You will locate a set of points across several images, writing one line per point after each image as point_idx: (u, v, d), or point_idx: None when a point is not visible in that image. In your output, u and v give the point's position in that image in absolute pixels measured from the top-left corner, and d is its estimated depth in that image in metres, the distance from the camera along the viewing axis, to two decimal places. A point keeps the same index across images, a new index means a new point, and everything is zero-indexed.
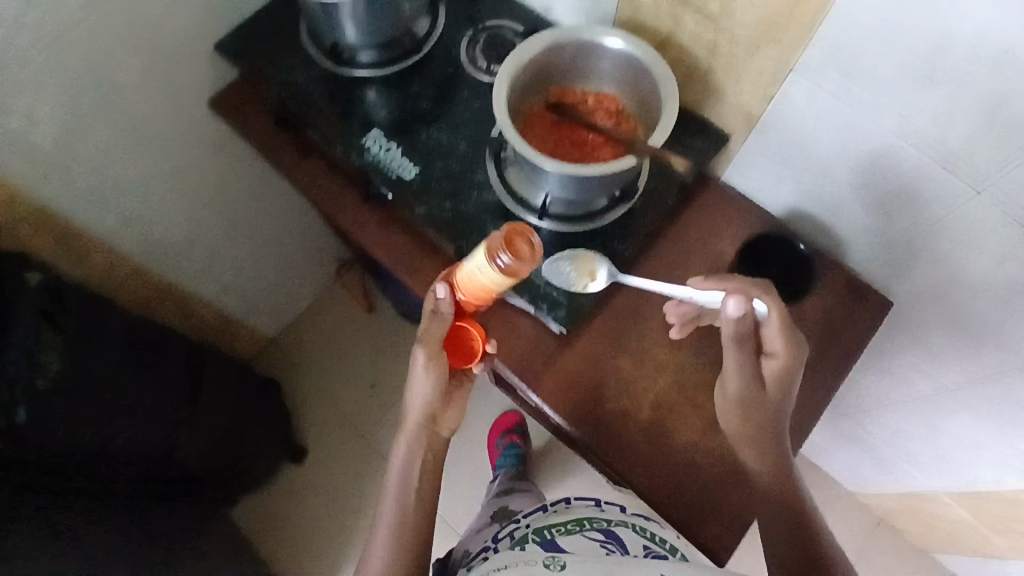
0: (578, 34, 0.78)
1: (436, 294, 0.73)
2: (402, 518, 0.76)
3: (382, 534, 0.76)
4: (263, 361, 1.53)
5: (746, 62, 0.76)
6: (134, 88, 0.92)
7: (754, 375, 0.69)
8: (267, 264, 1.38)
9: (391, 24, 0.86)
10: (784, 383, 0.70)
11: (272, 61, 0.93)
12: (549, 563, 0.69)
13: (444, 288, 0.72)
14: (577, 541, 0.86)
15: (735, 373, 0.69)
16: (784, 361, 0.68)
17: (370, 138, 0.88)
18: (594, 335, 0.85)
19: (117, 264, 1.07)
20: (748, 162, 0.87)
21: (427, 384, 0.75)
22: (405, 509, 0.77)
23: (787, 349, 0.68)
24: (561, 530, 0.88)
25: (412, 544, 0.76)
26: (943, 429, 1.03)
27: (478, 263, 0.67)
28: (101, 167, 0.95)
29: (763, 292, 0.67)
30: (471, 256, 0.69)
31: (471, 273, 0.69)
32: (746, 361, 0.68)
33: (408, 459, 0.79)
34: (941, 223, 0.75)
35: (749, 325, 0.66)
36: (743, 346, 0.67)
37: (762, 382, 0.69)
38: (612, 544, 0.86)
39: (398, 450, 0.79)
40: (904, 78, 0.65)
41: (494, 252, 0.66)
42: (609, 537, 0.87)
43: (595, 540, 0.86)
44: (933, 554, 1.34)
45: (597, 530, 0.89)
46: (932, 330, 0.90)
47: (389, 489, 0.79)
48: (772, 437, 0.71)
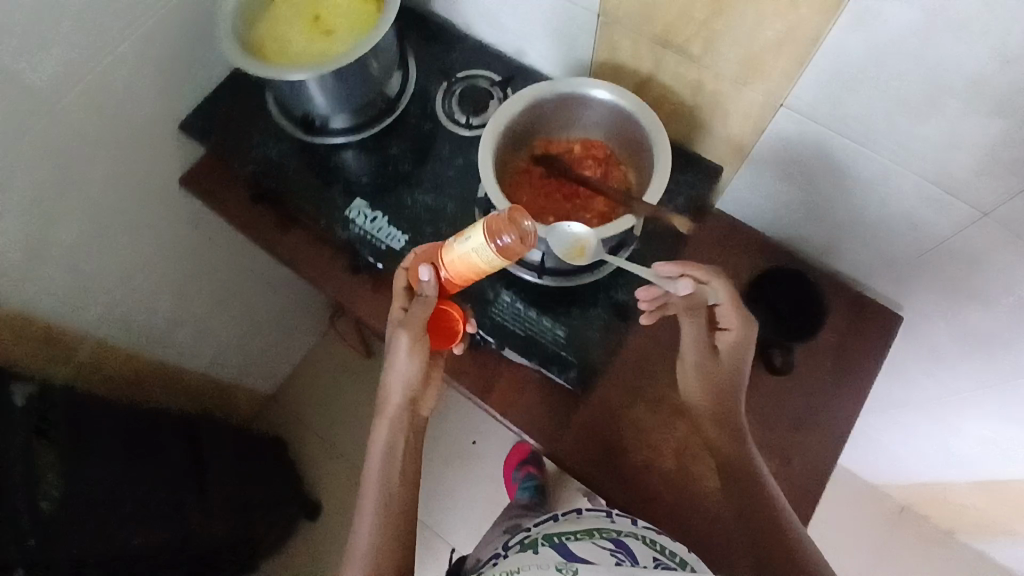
0: (559, 88, 0.75)
1: (422, 277, 0.68)
2: (386, 507, 0.73)
3: (363, 531, 0.72)
4: (265, 420, 1.50)
5: (735, 98, 0.74)
6: (101, 182, 0.87)
7: (706, 348, 0.75)
8: (260, 326, 1.34)
9: (362, 90, 0.83)
10: (739, 363, 0.74)
11: (243, 137, 0.89)
12: (563, 568, 0.64)
13: (429, 271, 0.67)
14: (583, 548, 0.69)
15: (689, 345, 0.75)
16: (733, 338, 0.73)
17: (354, 209, 0.85)
18: (609, 388, 0.82)
19: (107, 355, 1.03)
20: (743, 191, 0.86)
21: (408, 366, 0.72)
22: (388, 500, 0.73)
23: (736, 325, 0.73)
24: (569, 536, 0.72)
25: (398, 539, 0.72)
26: (959, 427, 1.04)
27: (475, 247, 0.62)
28: (76, 266, 0.91)
29: (710, 274, 0.72)
30: (464, 238, 0.63)
31: (466, 256, 0.63)
32: (699, 332, 0.74)
33: (391, 445, 0.75)
34: (947, 243, 0.74)
35: (698, 303, 0.73)
36: (693, 316, 0.74)
37: (716, 356, 0.75)
38: (621, 553, 0.68)
39: (380, 434, 0.75)
40: (902, 113, 0.64)
41: (494, 236, 0.61)
42: (619, 547, 0.69)
43: (603, 550, 0.69)
44: (957, 535, 1.36)
45: (608, 540, 0.71)
46: (942, 339, 0.89)
47: (371, 483, 0.74)
48: (732, 410, 0.72)
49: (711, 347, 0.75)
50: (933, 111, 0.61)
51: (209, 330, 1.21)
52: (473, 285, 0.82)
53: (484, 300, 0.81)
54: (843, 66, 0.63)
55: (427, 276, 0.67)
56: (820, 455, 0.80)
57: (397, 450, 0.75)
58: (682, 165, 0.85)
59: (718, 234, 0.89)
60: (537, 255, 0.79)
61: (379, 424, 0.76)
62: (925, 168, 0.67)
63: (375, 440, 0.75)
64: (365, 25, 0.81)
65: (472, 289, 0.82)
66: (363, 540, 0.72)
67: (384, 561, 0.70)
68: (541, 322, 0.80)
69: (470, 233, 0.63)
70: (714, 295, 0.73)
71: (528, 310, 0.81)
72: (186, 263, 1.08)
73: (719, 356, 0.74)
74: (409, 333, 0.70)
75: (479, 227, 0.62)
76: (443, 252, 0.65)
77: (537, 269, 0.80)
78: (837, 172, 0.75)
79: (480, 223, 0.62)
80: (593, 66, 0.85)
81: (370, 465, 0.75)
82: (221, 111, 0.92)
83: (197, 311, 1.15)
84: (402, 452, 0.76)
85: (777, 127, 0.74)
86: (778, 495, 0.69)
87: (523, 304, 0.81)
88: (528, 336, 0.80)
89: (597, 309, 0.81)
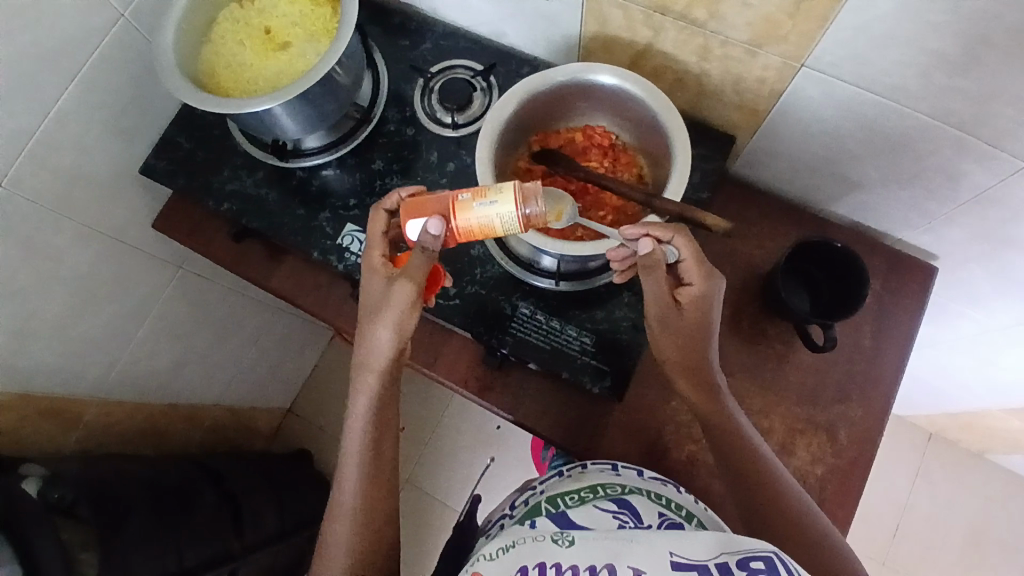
0: (553, 78, 0.68)
1: (429, 232, 0.59)
2: (370, 462, 0.67)
3: (346, 487, 0.67)
4: (286, 435, 1.47)
5: (745, 62, 0.68)
6: (65, 240, 0.80)
7: (670, 306, 0.64)
8: (267, 346, 1.30)
9: (337, 106, 0.76)
10: (705, 321, 0.64)
11: (212, 170, 0.82)
12: (559, 539, 0.50)
13: (439, 227, 0.59)
14: (582, 513, 0.57)
15: (650, 304, 0.64)
16: (699, 296, 0.64)
17: (346, 235, 0.78)
18: (642, 387, 0.78)
19: (115, 413, 0.99)
20: (759, 153, 0.81)
21: (397, 325, 0.63)
22: (370, 459, 0.67)
23: (700, 281, 0.63)
24: (570, 498, 0.59)
25: (380, 492, 0.68)
26: (995, 361, 1.01)
27: (504, 215, 0.58)
28: (60, 331, 0.85)
29: (670, 230, 0.62)
30: (490, 201, 0.58)
31: (488, 222, 0.58)
32: (661, 291, 0.63)
33: (376, 404, 0.66)
34: (985, 192, 0.69)
35: (658, 263, 0.62)
36: (651, 276, 0.63)
37: (679, 313, 0.64)
38: (625, 515, 0.57)
39: (363, 394, 0.66)
40: (944, 62, 0.57)
41: (526, 207, 0.58)
42: (622, 507, 0.58)
43: (606, 513, 0.57)
44: (988, 455, 1.38)
45: (611, 499, 0.59)
46: (979, 283, 0.85)
47: (352, 439, 0.67)
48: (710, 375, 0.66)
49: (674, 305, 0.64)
50: (979, 60, 0.55)
51: (213, 363, 1.16)
52: (488, 299, 0.77)
53: (502, 315, 0.77)
54: (873, 17, 0.56)
55: (436, 232, 0.59)
56: (867, 426, 0.77)
57: (382, 409, 0.67)
58: (695, 137, 0.80)
59: (738, 204, 0.84)
60: (551, 261, 0.75)
61: (360, 380, 0.66)
62: (964, 120, 0.62)
63: (354, 401, 0.67)
64: (324, 35, 0.75)
65: (488, 305, 0.77)
66: (347, 493, 0.67)
67: (372, 517, 0.67)
68: (565, 331, 0.76)
69: (497, 198, 0.58)
70: (674, 253, 0.63)
71: (551, 320, 0.76)
72: (177, 303, 1.02)
73: (684, 313, 0.64)
74: (414, 289, 0.61)
75: (511, 194, 0.57)
76: (457, 210, 0.58)
77: (553, 275, 0.76)
78: (864, 129, 0.69)
79: (513, 190, 0.57)
80: (583, 40, 0.77)
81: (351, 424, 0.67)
82: (182, 144, 0.83)
83: (199, 348, 1.10)
84: (386, 412, 0.68)
85: (797, 88, 0.68)
86: (767, 453, 0.65)
87: (544, 315, 0.76)
88: (553, 348, 0.75)
89: (622, 308, 0.76)
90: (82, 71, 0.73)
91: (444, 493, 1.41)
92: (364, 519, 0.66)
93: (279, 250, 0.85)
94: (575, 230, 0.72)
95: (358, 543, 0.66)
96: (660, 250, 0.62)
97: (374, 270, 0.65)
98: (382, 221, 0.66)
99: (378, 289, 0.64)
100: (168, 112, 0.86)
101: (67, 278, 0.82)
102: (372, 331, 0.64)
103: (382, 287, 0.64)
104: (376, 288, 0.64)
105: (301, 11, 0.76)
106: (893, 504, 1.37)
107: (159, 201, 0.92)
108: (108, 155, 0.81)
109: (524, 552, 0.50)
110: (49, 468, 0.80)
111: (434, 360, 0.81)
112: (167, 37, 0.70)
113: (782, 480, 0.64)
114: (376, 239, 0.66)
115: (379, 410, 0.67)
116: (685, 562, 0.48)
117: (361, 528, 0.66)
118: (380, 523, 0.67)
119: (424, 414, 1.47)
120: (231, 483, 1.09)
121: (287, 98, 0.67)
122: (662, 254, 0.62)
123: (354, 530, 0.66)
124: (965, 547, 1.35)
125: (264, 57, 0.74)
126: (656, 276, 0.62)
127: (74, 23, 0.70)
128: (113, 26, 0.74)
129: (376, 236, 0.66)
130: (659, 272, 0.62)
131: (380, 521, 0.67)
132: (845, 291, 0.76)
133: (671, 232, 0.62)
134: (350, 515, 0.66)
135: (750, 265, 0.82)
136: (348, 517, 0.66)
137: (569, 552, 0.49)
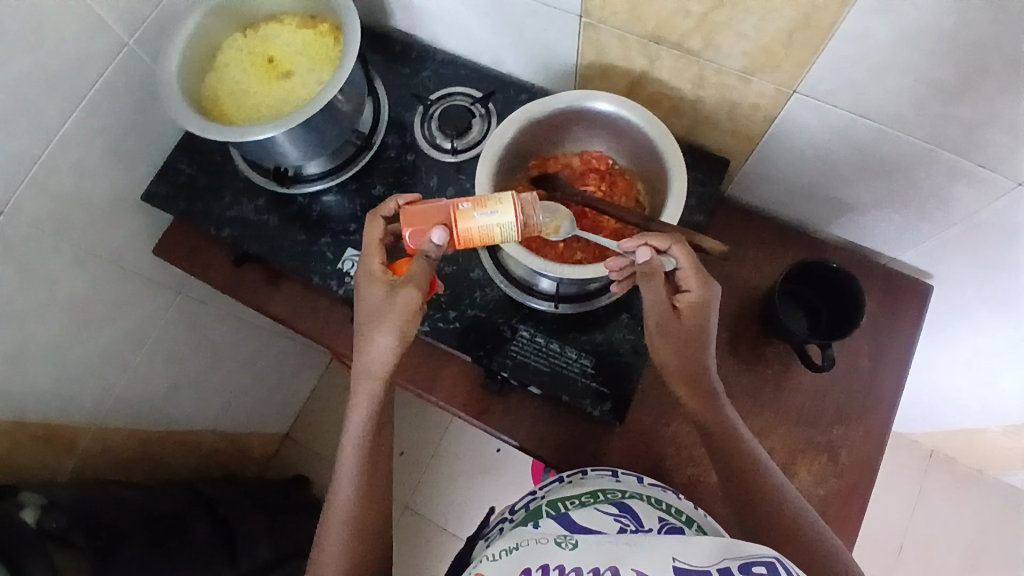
0: (552, 104, 0.70)
1: (432, 242, 0.61)
2: (366, 471, 0.68)
3: (341, 496, 0.67)
4: (281, 460, 1.46)
5: (739, 89, 0.69)
6: (65, 266, 0.81)
7: (671, 314, 0.63)
8: (263, 370, 1.29)
9: (339, 133, 0.77)
10: (704, 328, 0.64)
11: (213, 196, 0.83)
12: (562, 542, 0.53)
13: (443, 237, 0.61)
14: (584, 515, 0.60)
15: (652, 313, 0.63)
16: (697, 302, 0.64)
17: (345, 259, 0.79)
18: (642, 410, 0.78)
19: (111, 438, 0.98)
20: (754, 177, 0.82)
21: (397, 335, 0.63)
22: (365, 468, 0.68)
23: (698, 287, 0.63)
24: (572, 502, 0.63)
25: (375, 500, 0.69)
26: (993, 380, 1.01)
27: (505, 225, 0.61)
28: (58, 356, 0.84)
29: (669, 239, 0.62)
30: (492, 212, 0.61)
31: (489, 231, 0.61)
32: (661, 299, 0.62)
33: (373, 414, 0.67)
34: (978, 214, 0.70)
35: (658, 271, 0.62)
36: (652, 285, 0.62)
37: (681, 320, 0.64)
38: (626, 518, 0.60)
39: (360, 404, 0.66)
40: (933, 89, 0.59)
41: (524, 218, 0.62)
42: (623, 510, 0.61)
43: (607, 515, 0.60)
44: (988, 474, 1.38)
45: (612, 503, 0.62)
46: (974, 303, 0.86)
47: (348, 447, 0.68)
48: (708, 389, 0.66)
49: (675, 313, 0.64)
50: (967, 86, 0.57)
51: (209, 387, 1.16)
52: (488, 322, 0.78)
53: (501, 338, 0.77)
54: (865, 44, 0.57)
55: (440, 242, 0.61)
56: (868, 446, 0.77)
57: (378, 419, 0.68)
58: (691, 161, 0.81)
59: (734, 226, 0.85)
60: (550, 284, 0.76)
61: (357, 390, 0.66)
62: (956, 144, 0.63)
63: (351, 409, 0.67)
64: (326, 63, 0.76)
65: (488, 328, 0.78)
66: (342, 501, 0.67)
67: (365, 522, 0.67)
68: (565, 353, 0.76)
69: (498, 208, 0.61)
70: (671, 261, 0.63)
71: (550, 343, 0.76)
72: (175, 327, 1.02)
73: (684, 320, 0.64)
74: (419, 294, 0.63)
75: (511, 206, 0.61)
76: (460, 220, 0.61)
77: (551, 298, 0.77)
78: (856, 152, 0.71)
79: (513, 202, 0.61)
80: (580, 68, 0.79)
81: (347, 433, 0.68)
82: (183, 169, 0.84)
83: (194, 372, 1.10)
84: (381, 420, 0.68)
85: (790, 114, 0.69)
86: (765, 463, 0.65)
87: (543, 338, 0.77)
88: (553, 371, 0.75)
89: (621, 331, 0.77)
90: (86, 97, 0.74)
91: (442, 518, 1.39)
92: (358, 526, 0.67)
93: (278, 275, 0.85)
94: (574, 253, 0.74)
95: (352, 551, 0.66)
96: (658, 259, 0.62)
97: (373, 278, 0.65)
98: (378, 227, 0.67)
99: (377, 297, 0.64)
100: (169, 139, 0.87)
101: (64, 302, 0.82)
102: (371, 341, 0.64)
103: (381, 296, 0.64)
104: (374, 297, 0.64)
105: (303, 40, 0.77)
106: (894, 525, 1.37)
107: (158, 225, 0.92)
108: (108, 180, 0.82)
109: (527, 554, 0.52)
110: (45, 495, 0.79)
111: (433, 384, 0.81)
112: (171, 66, 0.71)
113: (779, 490, 0.64)
114: (373, 246, 0.66)
115: (376, 420, 0.67)
116: (687, 568, 0.49)
117: (355, 537, 0.67)
118: (373, 529, 0.68)
119: (422, 437, 1.46)
120: (227, 510, 1.07)
121: (288, 126, 0.68)
122: (662, 264, 0.62)
123: (348, 538, 0.67)
124: (968, 568, 1.34)
125: (265, 85, 0.75)
126: (657, 284, 0.62)
127: (79, 51, 0.71)
128: (117, 55, 0.75)
129: (373, 242, 0.66)
130: (659, 279, 0.62)
131: (374, 528, 0.68)
132: (845, 310, 0.76)
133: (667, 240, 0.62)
134: (344, 523, 0.67)
135: (747, 286, 0.83)
136: (342, 526, 0.67)
137: (572, 555, 0.51)
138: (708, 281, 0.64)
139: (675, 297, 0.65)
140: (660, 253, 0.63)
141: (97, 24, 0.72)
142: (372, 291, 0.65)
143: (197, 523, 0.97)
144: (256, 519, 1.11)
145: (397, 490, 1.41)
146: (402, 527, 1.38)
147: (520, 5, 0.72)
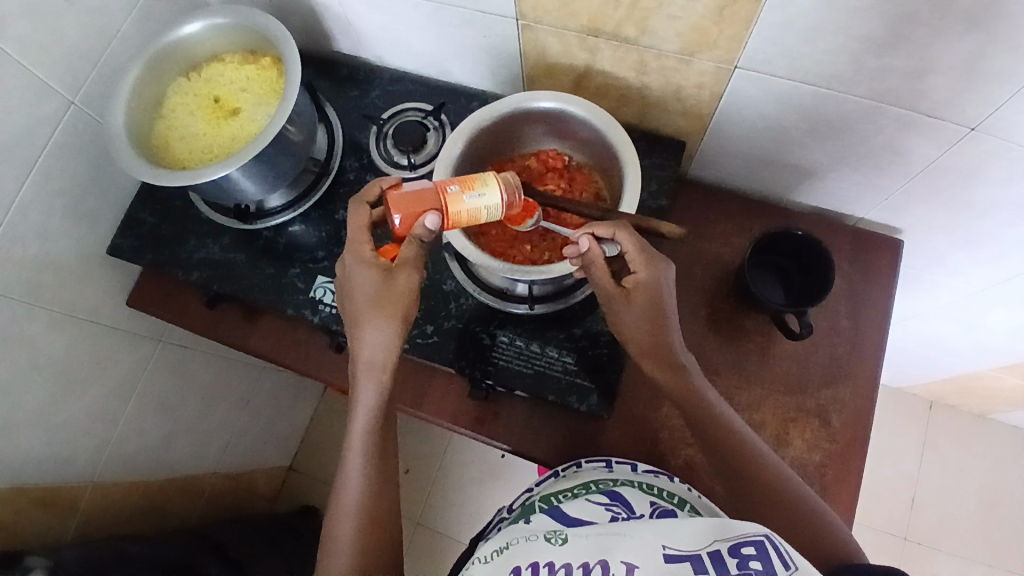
0: (499, 109, 0.71)
1: (425, 226, 0.60)
2: (375, 467, 0.66)
3: (349, 490, 0.66)
4: (288, 492, 1.47)
5: (682, 70, 0.70)
6: (43, 332, 0.81)
7: (616, 295, 0.65)
8: (258, 404, 1.30)
9: (298, 164, 0.77)
10: (656, 306, 0.64)
11: (181, 242, 0.83)
12: (551, 538, 0.52)
13: (436, 222, 0.60)
14: (576, 507, 0.60)
15: (600, 295, 0.66)
16: (644, 283, 0.64)
17: (318, 287, 0.79)
18: (630, 398, 0.78)
19: (111, 493, 0.97)
20: (711, 153, 0.83)
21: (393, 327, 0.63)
22: (375, 464, 0.66)
23: (644, 269, 0.64)
24: (565, 495, 0.63)
25: (386, 492, 0.67)
26: (978, 325, 1.02)
27: (492, 206, 0.61)
28: (47, 419, 0.84)
29: (613, 227, 0.64)
30: (480, 194, 0.61)
31: (477, 213, 0.61)
32: (604, 282, 0.65)
33: (378, 405, 0.65)
34: (934, 163, 0.71)
35: (598, 260, 0.64)
36: (594, 273, 0.65)
37: (629, 301, 0.65)
38: (617, 506, 0.59)
39: (365, 400, 0.64)
40: (870, 48, 0.59)
41: (512, 198, 0.62)
42: (614, 499, 0.60)
43: (598, 504, 0.59)
44: (990, 416, 1.38)
45: (604, 493, 0.61)
46: (946, 251, 0.87)
47: (356, 441, 0.65)
48: (671, 364, 0.66)
49: (623, 295, 0.65)
50: (903, 40, 0.57)
51: (205, 430, 1.16)
52: (466, 331, 0.78)
53: (481, 345, 0.77)
54: (795, 12, 0.58)
55: (433, 227, 0.60)
56: (859, 405, 0.77)
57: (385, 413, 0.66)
58: (647, 147, 0.82)
59: (698, 205, 0.86)
60: (523, 287, 0.76)
61: (361, 385, 0.64)
62: (902, 96, 0.63)
63: (359, 401, 0.65)
64: (272, 96, 0.76)
65: (467, 338, 0.78)
66: (351, 497, 0.65)
67: (376, 517, 0.66)
68: (546, 353, 0.76)
69: (485, 190, 0.61)
70: (613, 246, 0.66)
71: (530, 344, 0.77)
72: (162, 377, 1.02)
73: (632, 300, 0.65)
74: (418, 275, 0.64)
75: (497, 187, 0.61)
76: (450, 204, 0.60)
77: (526, 300, 0.77)
78: (807, 118, 0.71)
79: (500, 184, 0.61)
80: (525, 69, 0.79)
81: (353, 430, 0.66)
82: (147, 220, 0.85)
83: (188, 418, 1.10)
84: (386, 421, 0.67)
85: (735, 88, 0.70)
86: (744, 430, 0.67)
87: (523, 341, 0.77)
88: (536, 372, 0.76)
89: (599, 323, 0.77)
90: (37, 164, 0.74)
91: (458, 529, 1.39)
92: (370, 521, 0.65)
93: (254, 310, 0.85)
94: (542, 253, 0.74)
95: (366, 544, 0.64)
96: (599, 246, 0.65)
97: (367, 265, 0.63)
98: (365, 213, 0.65)
99: (367, 285, 0.63)
100: (128, 193, 0.87)
101: (45, 367, 0.82)
102: (369, 334, 0.63)
103: (373, 285, 0.63)
104: (368, 286, 0.63)
105: (248, 77, 0.77)
106: (906, 478, 1.37)
107: (131, 279, 0.92)
108: (73, 241, 0.82)
109: (517, 552, 0.52)
110: (52, 558, 0.77)
111: (421, 400, 0.81)
112: (118, 121, 0.71)
113: (761, 457, 0.65)
114: (359, 233, 0.64)
115: (381, 417, 0.66)
116: (678, 554, 0.49)
117: (369, 532, 0.65)
118: (384, 528, 0.66)
119: (427, 452, 1.46)
120: (234, 553, 1.06)
121: (242, 162, 0.68)
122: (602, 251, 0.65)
123: (361, 531, 0.64)
124: (984, 511, 1.34)
125: (217, 128, 0.76)
126: (598, 270, 0.65)
127: (24, 117, 0.71)
128: (63, 115, 0.75)
129: (361, 228, 0.64)
130: (600, 267, 0.65)
131: (386, 521, 0.66)
132: (815, 273, 0.77)
133: (609, 228, 0.64)
134: (356, 514, 0.65)
135: (720, 262, 0.83)
136: (354, 517, 0.65)
137: (561, 551, 0.50)
138: (659, 259, 0.65)
139: (623, 278, 0.66)
140: (603, 240, 0.66)
141: (40, 89, 0.72)
142: (364, 283, 0.63)
143: (211, 566, 0.96)
144: (266, 559, 1.10)
145: (409, 506, 1.41)
146: (418, 543, 1.38)
147: (455, 15, 0.73)
